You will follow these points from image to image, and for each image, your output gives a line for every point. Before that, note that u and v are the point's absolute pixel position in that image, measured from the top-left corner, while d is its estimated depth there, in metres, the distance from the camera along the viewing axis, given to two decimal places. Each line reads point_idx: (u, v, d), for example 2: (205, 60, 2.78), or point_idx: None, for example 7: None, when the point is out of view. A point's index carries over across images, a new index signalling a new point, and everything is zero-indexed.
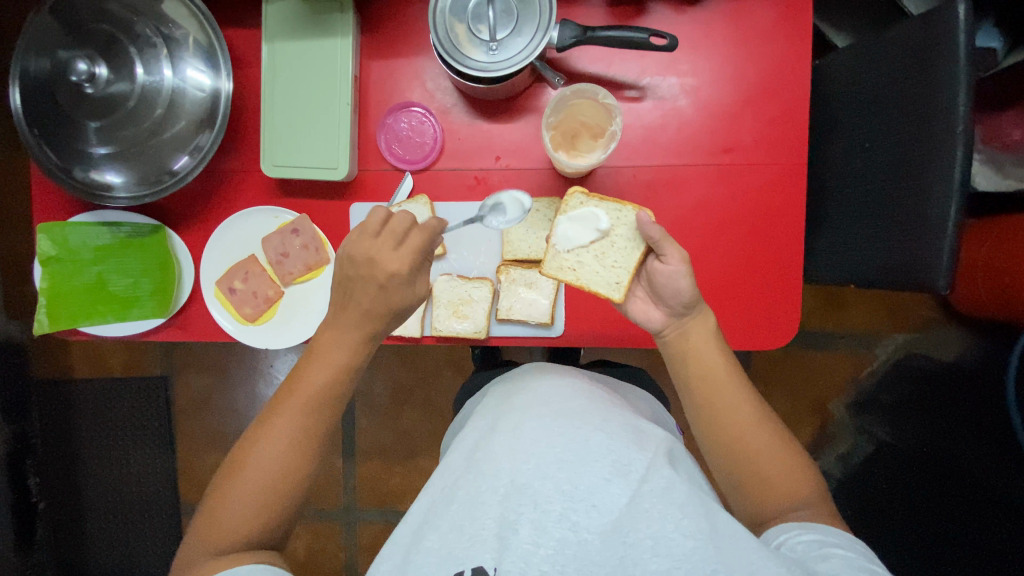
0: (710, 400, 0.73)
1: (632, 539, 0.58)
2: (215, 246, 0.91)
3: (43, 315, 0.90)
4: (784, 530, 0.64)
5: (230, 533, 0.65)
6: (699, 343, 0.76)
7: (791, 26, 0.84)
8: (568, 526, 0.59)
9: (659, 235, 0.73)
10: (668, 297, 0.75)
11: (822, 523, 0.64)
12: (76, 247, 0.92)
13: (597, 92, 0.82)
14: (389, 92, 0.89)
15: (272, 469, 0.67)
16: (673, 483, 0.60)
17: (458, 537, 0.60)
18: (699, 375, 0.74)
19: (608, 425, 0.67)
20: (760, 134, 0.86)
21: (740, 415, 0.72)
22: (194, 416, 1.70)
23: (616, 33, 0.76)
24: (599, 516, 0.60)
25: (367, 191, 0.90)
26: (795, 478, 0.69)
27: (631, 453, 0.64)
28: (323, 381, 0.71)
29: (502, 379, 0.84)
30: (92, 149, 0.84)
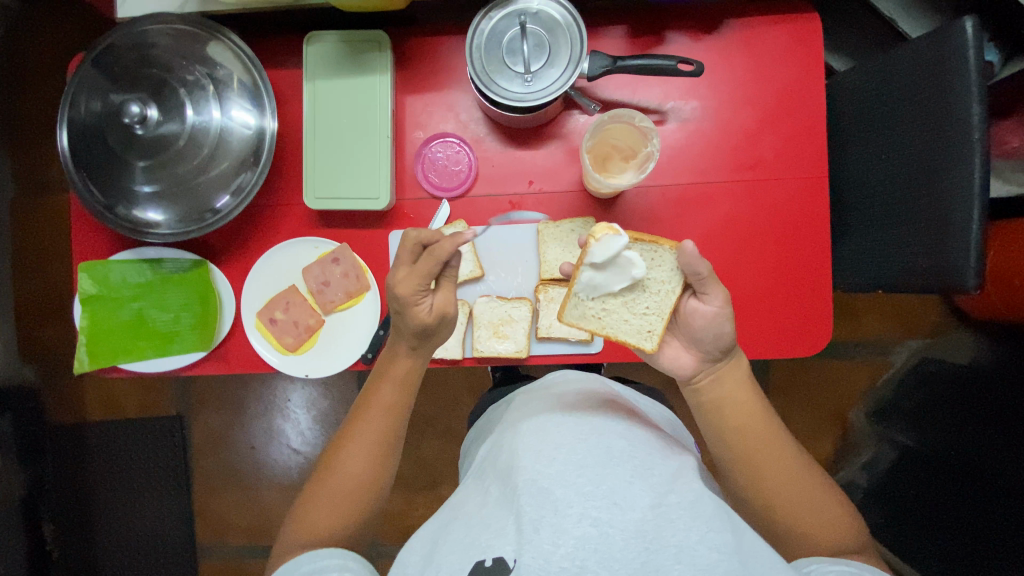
0: (748, 448, 0.72)
1: (656, 544, 0.57)
2: (256, 279, 0.93)
3: (83, 353, 0.91)
4: (811, 559, 0.66)
5: (318, 524, 0.71)
6: (731, 391, 0.75)
7: (804, 49, 0.89)
8: (589, 523, 0.58)
9: (705, 273, 0.71)
10: (707, 342, 0.74)
11: (858, 560, 0.66)
12: (116, 285, 0.93)
13: (634, 117, 0.85)
14: (424, 124, 0.93)
15: (354, 471, 0.73)
16: (700, 496, 0.62)
17: (482, 532, 0.61)
18: (732, 421, 0.74)
19: (630, 434, 0.69)
20: (781, 150, 0.90)
21: (770, 448, 0.72)
22: (211, 455, 1.67)
23: (644, 61, 0.80)
24: (621, 515, 0.59)
25: (404, 219, 0.93)
26: (819, 502, 0.70)
27: (654, 460, 0.67)
28: (394, 393, 0.78)
29: (518, 396, 0.87)
30: (137, 187, 0.86)
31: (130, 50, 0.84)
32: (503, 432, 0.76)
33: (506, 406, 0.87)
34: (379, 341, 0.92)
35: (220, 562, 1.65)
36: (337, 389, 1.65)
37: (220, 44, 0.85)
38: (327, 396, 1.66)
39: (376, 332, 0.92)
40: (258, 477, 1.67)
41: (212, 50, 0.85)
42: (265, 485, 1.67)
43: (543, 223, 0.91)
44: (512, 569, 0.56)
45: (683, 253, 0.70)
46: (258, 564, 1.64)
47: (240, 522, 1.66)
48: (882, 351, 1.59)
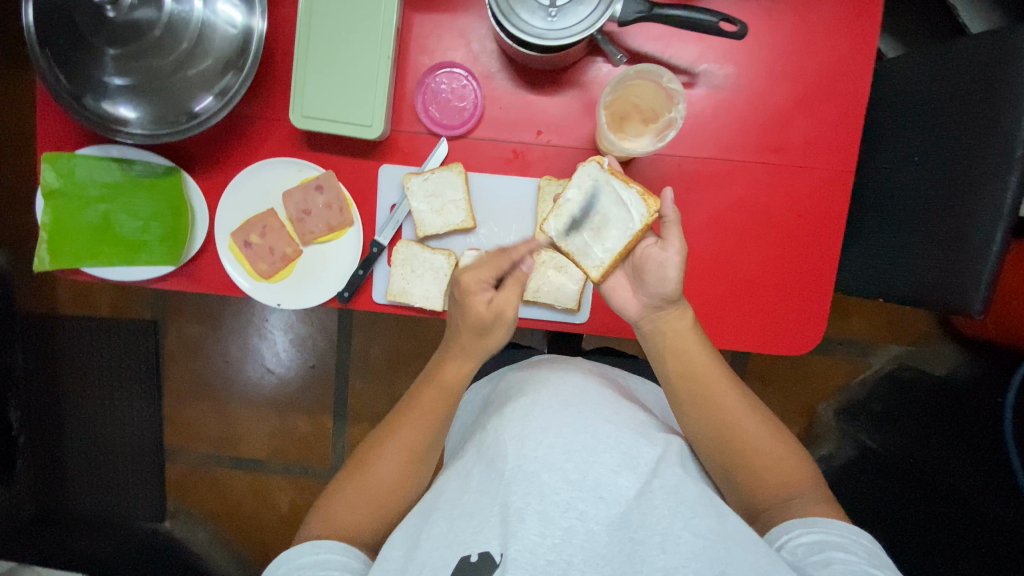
0: (702, 405, 0.74)
1: (640, 534, 0.61)
2: (233, 197, 0.87)
3: (45, 251, 0.85)
4: (785, 529, 0.63)
5: (338, 524, 0.69)
6: (687, 345, 0.76)
7: (857, 24, 0.81)
8: (575, 515, 0.63)
9: (671, 216, 0.73)
10: (650, 286, 0.75)
11: (824, 516, 0.63)
12: (82, 182, 0.87)
13: (662, 76, 0.76)
14: (431, 50, 0.84)
15: (391, 469, 0.73)
16: (684, 481, 0.65)
17: (467, 523, 0.64)
18: (684, 377, 0.76)
19: (615, 417, 0.72)
20: (812, 135, 0.83)
21: (729, 406, 0.73)
22: (183, 364, 1.66)
23: (683, 13, 0.71)
24: (606, 509, 0.64)
25: (397, 153, 0.86)
26: (786, 468, 0.70)
27: (639, 446, 0.70)
28: (439, 398, 0.77)
29: (515, 367, 0.88)
30: (108, 78, 0.77)
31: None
32: (499, 402, 0.79)
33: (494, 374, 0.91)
34: (357, 282, 0.87)
35: (186, 467, 1.68)
36: (316, 316, 1.63)
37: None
38: (305, 321, 1.64)
39: (355, 272, 0.86)
40: (229, 391, 1.67)
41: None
42: (235, 399, 1.67)
43: (545, 179, 0.84)
44: (500, 562, 0.60)
45: (663, 200, 0.73)
46: (224, 474, 1.67)
47: (208, 431, 1.68)
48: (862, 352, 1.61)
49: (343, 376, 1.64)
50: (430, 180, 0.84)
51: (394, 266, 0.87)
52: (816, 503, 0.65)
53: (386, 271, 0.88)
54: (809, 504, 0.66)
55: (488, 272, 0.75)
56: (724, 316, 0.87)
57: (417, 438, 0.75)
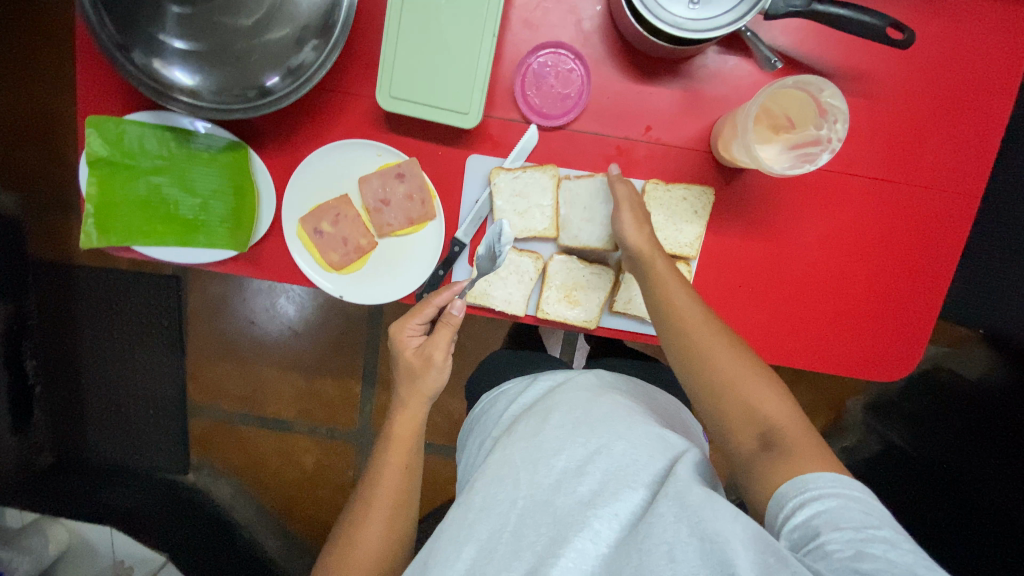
0: (683, 350, 0.69)
1: (647, 545, 0.53)
2: (303, 180, 0.79)
3: (91, 227, 0.76)
4: (780, 507, 0.54)
5: None
6: (670, 292, 0.70)
7: (1009, 33, 0.73)
8: (589, 538, 0.56)
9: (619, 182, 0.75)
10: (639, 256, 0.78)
11: (816, 472, 0.54)
12: (133, 149, 0.77)
13: (823, 88, 0.66)
14: (535, 26, 0.74)
15: (380, 505, 0.71)
16: (689, 485, 0.56)
17: (477, 552, 0.60)
18: (672, 323, 0.70)
19: (629, 431, 0.64)
20: (941, 152, 0.77)
21: (719, 354, 0.66)
22: (209, 321, 1.61)
23: (845, 12, 0.62)
24: (618, 527, 0.57)
25: (488, 142, 0.77)
26: (777, 416, 0.61)
27: (650, 460, 0.61)
28: (401, 448, 0.74)
29: (538, 382, 0.81)
30: (167, 39, 0.67)
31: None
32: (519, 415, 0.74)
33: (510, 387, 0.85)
34: (436, 281, 0.81)
35: (209, 423, 1.64)
36: None
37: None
38: None
39: (435, 271, 0.80)
40: (256, 351, 1.63)
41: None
42: (263, 360, 1.63)
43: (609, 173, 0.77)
44: None
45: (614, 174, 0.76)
46: (251, 431, 1.65)
47: (233, 390, 1.64)
48: None
49: (377, 344, 1.60)
50: (521, 178, 0.77)
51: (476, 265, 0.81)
52: (812, 457, 0.57)
53: (466, 271, 0.82)
54: (792, 456, 0.58)
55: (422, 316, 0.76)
56: (819, 338, 0.83)
57: (399, 466, 0.73)
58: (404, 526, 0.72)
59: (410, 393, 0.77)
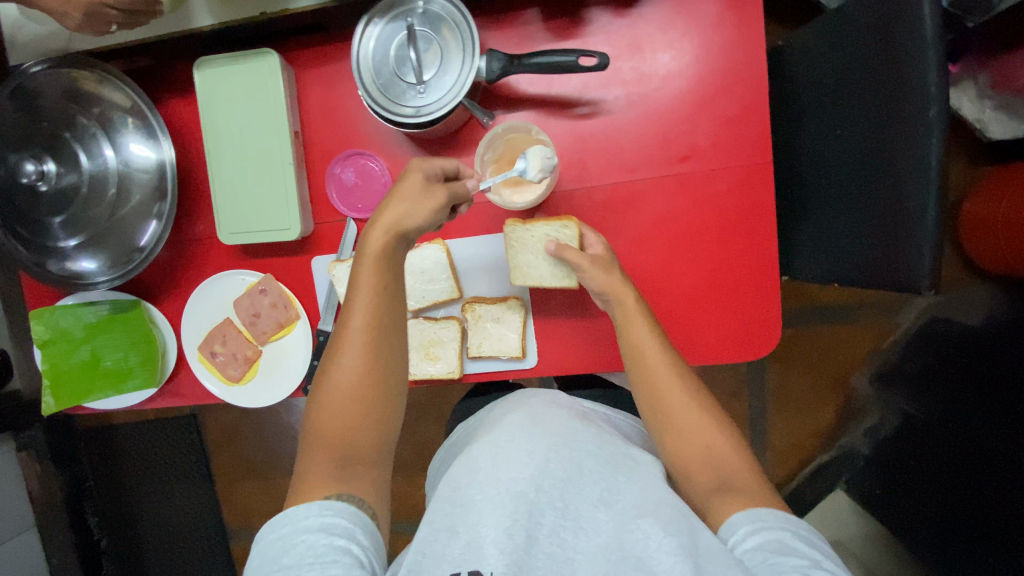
0: (653, 394, 0.75)
1: (618, 557, 0.62)
2: (192, 314, 0.94)
3: (49, 396, 0.96)
4: (734, 531, 0.64)
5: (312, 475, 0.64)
6: (642, 344, 0.76)
7: (741, 14, 0.77)
8: (558, 544, 0.64)
9: (593, 245, 0.80)
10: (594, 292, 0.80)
11: (767, 509, 0.65)
12: (67, 328, 0.97)
13: (529, 129, 0.78)
14: (334, 142, 0.88)
15: (351, 380, 0.67)
16: (660, 504, 0.67)
17: (458, 546, 0.64)
18: (642, 368, 0.76)
19: (597, 449, 0.75)
20: (719, 135, 0.80)
21: (682, 403, 0.74)
22: (229, 447, 1.84)
23: (544, 59, 0.71)
24: (586, 538, 0.66)
25: (325, 244, 0.90)
26: (735, 465, 0.71)
27: (620, 482, 0.71)
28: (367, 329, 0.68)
29: (499, 408, 0.88)
30: (62, 242, 0.86)
31: (19, 110, 0.82)
32: (493, 425, 0.83)
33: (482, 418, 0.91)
34: (316, 372, 0.91)
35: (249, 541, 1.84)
36: None
37: (86, 78, 0.81)
38: None
39: (311, 363, 0.91)
40: (272, 464, 1.82)
41: (88, 88, 0.82)
42: (280, 470, 1.83)
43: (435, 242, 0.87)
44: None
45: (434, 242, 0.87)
46: None
47: (260, 507, 1.83)
48: (887, 312, 1.57)
49: None
50: (353, 266, 0.88)
51: None
52: (758, 494, 0.68)
53: None
54: (743, 498, 0.67)
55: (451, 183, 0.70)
56: (675, 334, 0.85)
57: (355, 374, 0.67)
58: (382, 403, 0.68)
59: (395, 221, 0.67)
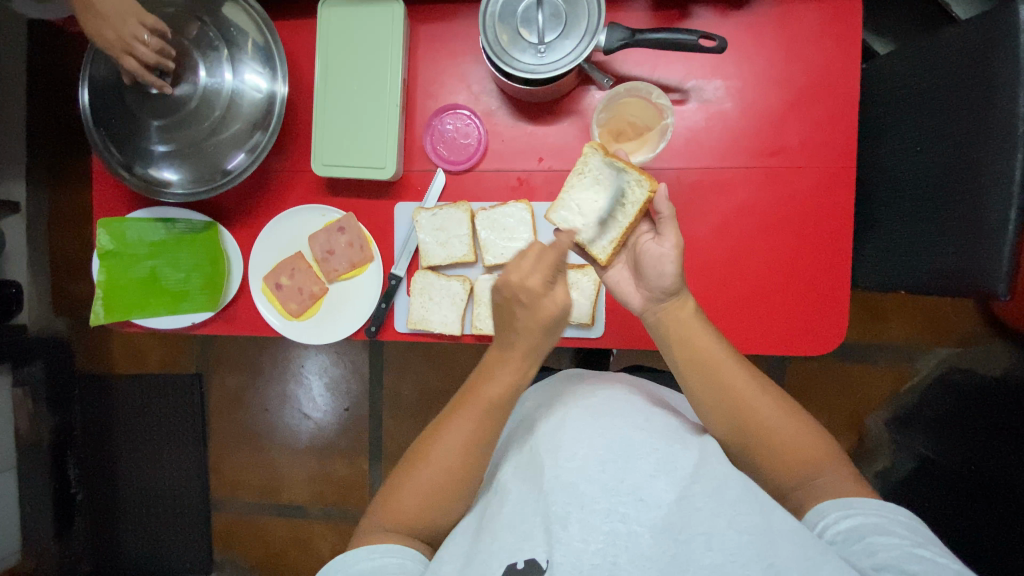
0: (720, 390, 0.72)
1: (683, 535, 0.62)
2: (265, 243, 0.94)
3: (99, 306, 0.93)
4: (823, 516, 0.65)
5: (396, 524, 0.70)
6: (705, 343, 0.73)
7: (840, 27, 0.83)
8: (617, 518, 0.64)
9: (665, 212, 0.77)
10: (652, 279, 0.76)
11: (858, 497, 0.65)
12: (132, 242, 0.96)
13: (650, 92, 0.83)
14: (436, 95, 0.91)
15: (448, 449, 0.72)
16: (725, 481, 0.65)
17: (551, 538, 0.63)
18: (700, 365, 0.73)
19: (650, 426, 0.73)
20: (807, 135, 0.85)
21: (747, 397, 0.71)
22: (230, 413, 1.73)
23: (665, 35, 0.75)
24: (647, 511, 0.64)
25: (410, 191, 0.92)
26: (809, 445, 0.70)
27: (676, 452, 0.70)
28: (497, 404, 0.74)
29: (559, 388, 0.88)
30: (152, 146, 0.87)
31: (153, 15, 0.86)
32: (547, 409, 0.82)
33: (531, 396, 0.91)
34: (381, 314, 0.92)
35: (232, 516, 1.71)
36: (348, 358, 1.67)
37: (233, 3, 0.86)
38: (338, 364, 1.68)
39: (378, 305, 0.92)
40: (270, 438, 1.72)
41: (226, 12, 0.86)
42: (277, 446, 1.71)
43: (522, 202, 0.88)
44: (546, 568, 0.61)
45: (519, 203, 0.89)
46: (267, 520, 1.70)
47: (251, 479, 1.72)
48: (908, 357, 1.59)
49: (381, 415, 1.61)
50: (437, 215, 0.90)
51: (411, 295, 0.91)
52: (841, 479, 0.68)
53: (405, 301, 0.92)
54: (827, 480, 0.68)
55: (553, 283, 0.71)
56: (741, 321, 0.87)
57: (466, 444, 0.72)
58: (460, 481, 0.72)
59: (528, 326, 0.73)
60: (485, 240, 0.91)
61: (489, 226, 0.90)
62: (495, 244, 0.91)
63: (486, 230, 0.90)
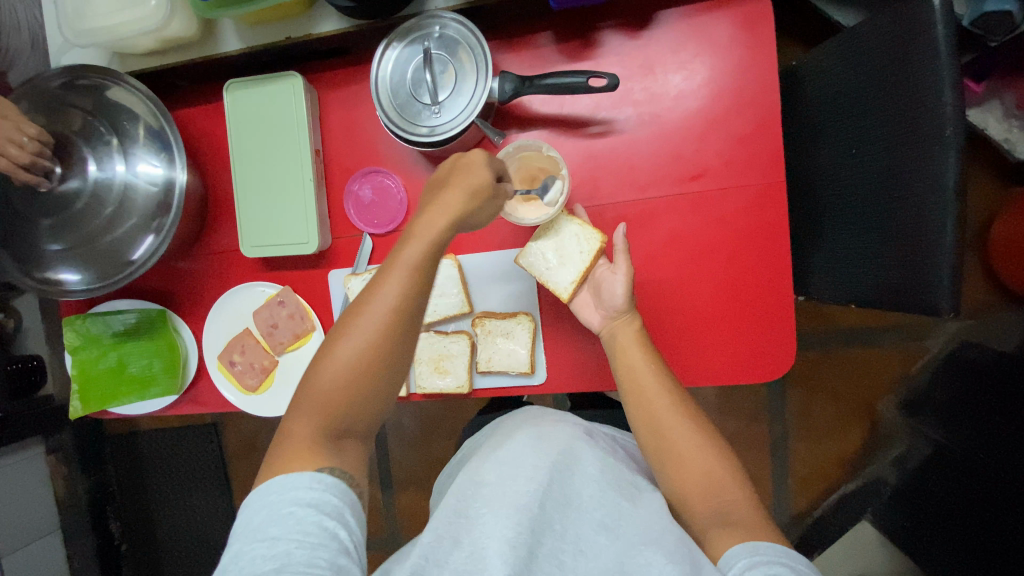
0: (648, 410, 0.72)
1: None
2: (214, 323, 0.97)
3: (76, 400, 0.99)
4: (731, 556, 0.58)
5: (300, 438, 0.60)
6: (636, 363, 0.74)
7: (749, 35, 0.78)
8: (554, 565, 0.59)
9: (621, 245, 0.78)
10: (606, 302, 0.78)
11: (764, 541, 0.59)
12: (97, 335, 1.01)
13: (539, 147, 0.78)
14: (353, 160, 0.91)
15: (338, 373, 0.61)
16: (663, 530, 0.60)
17: (454, 548, 0.59)
18: (636, 387, 0.73)
19: (601, 471, 0.67)
20: (729, 154, 0.80)
21: (680, 428, 0.70)
22: (249, 455, 1.83)
23: (554, 80, 0.73)
24: (586, 560, 0.59)
25: (341, 258, 0.93)
26: (727, 486, 0.66)
27: (622, 501, 0.64)
28: (393, 294, 0.61)
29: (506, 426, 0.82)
30: (48, 248, 0.89)
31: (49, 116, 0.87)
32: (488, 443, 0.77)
33: (487, 434, 0.86)
34: None
35: None
36: None
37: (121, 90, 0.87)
38: None
39: None
40: None
41: (116, 101, 0.87)
42: None
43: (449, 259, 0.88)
44: None
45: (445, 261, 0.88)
46: None
47: None
48: (916, 336, 1.49)
49: (381, 450, 1.63)
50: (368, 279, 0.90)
51: None
52: (755, 522, 0.62)
53: None
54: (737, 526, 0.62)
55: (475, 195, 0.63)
56: (685, 354, 0.84)
57: (377, 332, 0.61)
58: (366, 406, 0.63)
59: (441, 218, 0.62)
60: None
61: None
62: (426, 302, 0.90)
63: None
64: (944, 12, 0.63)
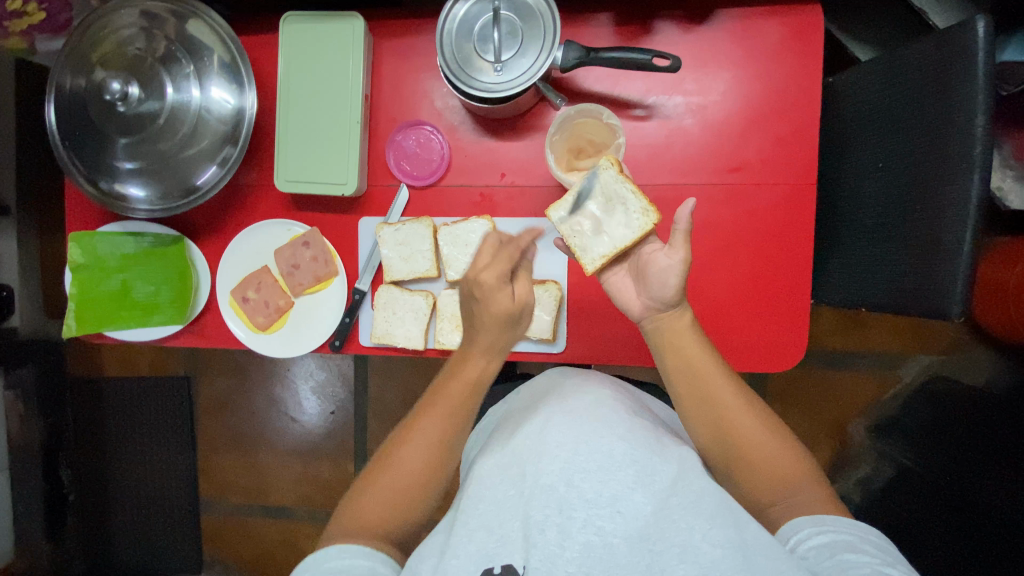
0: (705, 403, 0.71)
1: (658, 546, 0.58)
2: (232, 256, 0.95)
3: (71, 319, 0.94)
4: (794, 529, 0.62)
5: (362, 517, 0.67)
6: (695, 357, 0.72)
7: (800, 43, 0.83)
8: (593, 531, 0.60)
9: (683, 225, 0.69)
10: (653, 289, 0.73)
11: (830, 515, 0.62)
12: (104, 256, 0.96)
13: (602, 113, 0.83)
14: (399, 111, 0.92)
15: (399, 470, 0.70)
16: (702, 494, 0.61)
17: (489, 535, 0.61)
18: (690, 381, 0.72)
19: (631, 433, 0.67)
20: (767, 152, 0.84)
21: (741, 417, 0.70)
22: (219, 415, 1.72)
23: (618, 54, 0.76)
24: (624, 522, 0.61)
25: (375, 206, 0.93)
26: (786, 463, 0.68)
27: (656, 462, 0.65)
28: (455, 395, 0.74)
29: (533, 386, 0.83)
30: (119, 163, 0.88)
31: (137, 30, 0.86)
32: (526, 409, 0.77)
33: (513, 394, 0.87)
34: (346, 329, 0.93)
35: (220, 518, 1.70)
36: (334, 363, 1.67)
37: (201, 21, 0.85)
38: (325, 369, 1.68)
39: (343, 320, 0.93)
40: (259, 439, 1.71)
41: (191, 26, 0.86)
42: (264, 448, 1.71)
43: (485, 219, 0.88)
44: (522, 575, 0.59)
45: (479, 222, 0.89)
46: (255, 521, 1.70)
47: (239, 481, 1.71)
48: (890, 364, 1.51)
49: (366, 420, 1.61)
50: (400, 230, 0.90)
51: (375, 309, 0.93)
52: (817, 497, 0.65)
53: (369, 315, 0.94)
54: (800, 502, 0.65)
55: (501, 261, 0.73)
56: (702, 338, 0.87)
57: (439, 429, 0.72)
58: (423, 498, 0.70)
59: (487, 314, 0.73)
60: (446, 258, 0.91)
61: (452, 241, 0.90)
62: (457, 259, 0.91)
63: (450, 245, 0.91)
64: (988, 40, 0.67)
